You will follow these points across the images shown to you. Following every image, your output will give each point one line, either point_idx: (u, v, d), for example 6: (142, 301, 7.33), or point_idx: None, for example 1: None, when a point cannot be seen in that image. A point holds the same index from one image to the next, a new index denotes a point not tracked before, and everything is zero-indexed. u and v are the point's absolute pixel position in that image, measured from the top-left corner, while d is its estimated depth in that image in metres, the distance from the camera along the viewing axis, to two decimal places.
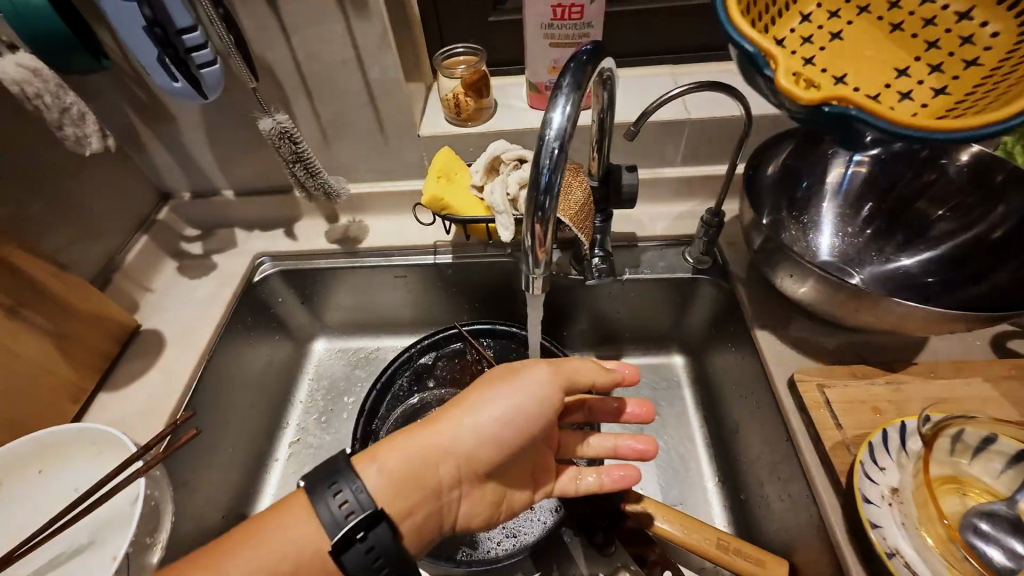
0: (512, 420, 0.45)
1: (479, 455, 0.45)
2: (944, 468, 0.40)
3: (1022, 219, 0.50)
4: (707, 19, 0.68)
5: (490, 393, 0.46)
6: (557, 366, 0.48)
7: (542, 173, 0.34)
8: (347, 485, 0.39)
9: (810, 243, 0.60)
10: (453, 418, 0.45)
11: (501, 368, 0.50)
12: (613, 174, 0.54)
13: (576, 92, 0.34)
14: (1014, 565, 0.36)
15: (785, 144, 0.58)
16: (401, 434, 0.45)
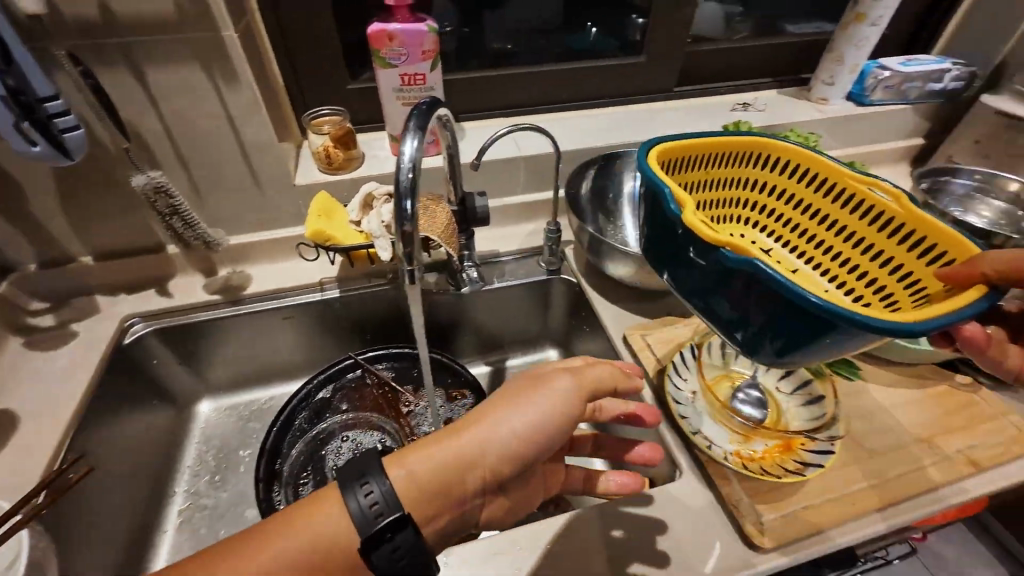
0: (535, 435, 0.43)
1: (503, 467, 0.43)
2: (716, 367, 0.60)
3: None
4: (525, 83, 0.88)
5: (516, 404, 0.44)
6: (580, 377, 0.47)
7: (403, 190, 0.45)
8: (376, 483, 0.39)
9: (614, 230, 0.77)
10: (485, 424, 0.43)
11: (523, 376, 0.48)
12: (468, 201, 0.68)
13: (420, 131, 0.46)
14: (759, 412, 0.55)
15: (585, 174, 0.73)
16: (429, 444, 0.43)
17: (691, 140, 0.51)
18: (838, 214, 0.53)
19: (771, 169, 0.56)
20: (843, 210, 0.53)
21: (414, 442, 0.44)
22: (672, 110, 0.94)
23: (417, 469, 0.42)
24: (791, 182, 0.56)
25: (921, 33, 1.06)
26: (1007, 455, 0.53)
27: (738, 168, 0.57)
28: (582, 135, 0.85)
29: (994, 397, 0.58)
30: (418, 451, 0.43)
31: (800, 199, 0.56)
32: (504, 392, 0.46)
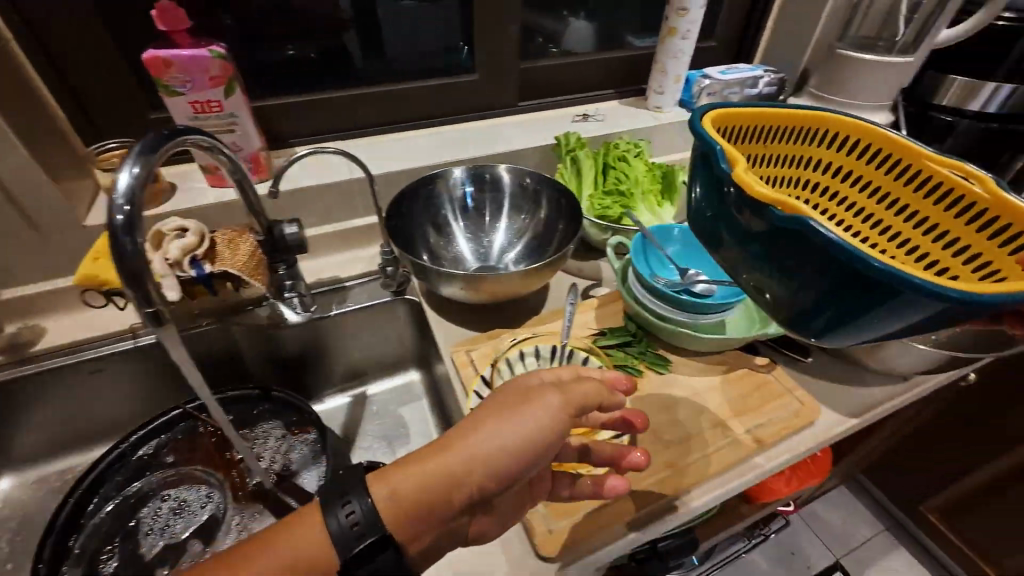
0: (519, 451, 0.45)
1: (490, 484, 0.45)
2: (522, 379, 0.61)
3: (555, 209, 0.76)
4: (358, 105, 0.87)
5: (503, 420, 0.46)
6: (567, 391, 0.48)
7: (118, 226, 0.40)
8: (357, 500, 0.42)
9: (447, 250, 0.76)
10: (472, 440, 0.45)
11: (511, 389, 0.50)
12: (275, 230, 0.66)
13: (143, 156, 0.42)
14: None
15: (402, 202, 0.71)
16: (417, 461, 0.45)
17: (752, 106, 0.48)
18: (908, 197, 0.50)
19: (827, 143, 0.54)
20: (927, 198, 0.48)
21: (402, 457, 0.46)
22: (515, 124, 0.97)
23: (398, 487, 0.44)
24: (853, 159, 0.53)
25: (743, 41, 1.16)
26: (787, 430, 0.58)
27: (796, 145, 0.54)
28: (408, 158, 0.87)
29: (783, 375, 0.64)
30: (405, 469, 0.45)
31: (864, 179, 0.53)
32: (491, 407, 0.48)
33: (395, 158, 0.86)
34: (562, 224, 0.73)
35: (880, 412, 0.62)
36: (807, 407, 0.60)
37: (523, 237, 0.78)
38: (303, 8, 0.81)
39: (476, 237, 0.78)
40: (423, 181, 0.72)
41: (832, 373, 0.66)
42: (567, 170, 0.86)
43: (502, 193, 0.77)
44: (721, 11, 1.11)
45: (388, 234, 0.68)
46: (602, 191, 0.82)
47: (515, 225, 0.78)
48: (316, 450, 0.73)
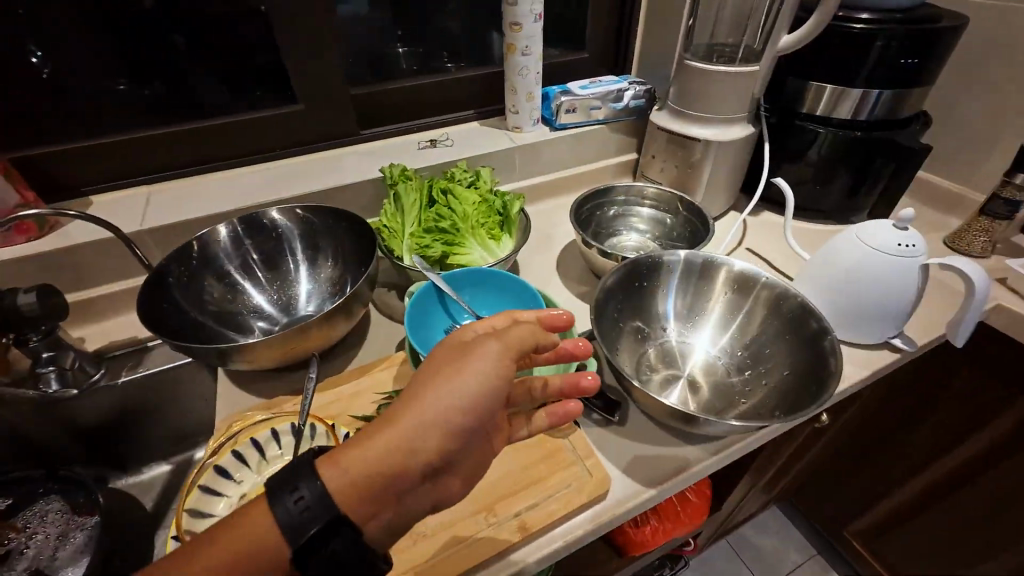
0: (467, 405, 0.42)
1: (448, 446, 0.42)
2: (272, 463, 0.53)
3: (353, 240, 0.70)
4: (165, 143, 0.80)
5: (445, 381, 0.43)
6: (506, 339, 0.46)
7: None
8: (306, 485, 0.39)
9: (244, 313, 0.67)
10: (419, 403, 0.42)
11: (449, 343, 0.47)
12: (5, 299, 0.58)
13: None
14: None
15: (175, 268, 0.62)
16: (360, 442, 0.41)
17: None
18: None
19: None
20: None
21: (342, 445, 0.42)
22: (356, 155, 0.91)
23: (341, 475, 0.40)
24: None
25: (617, 50, 1.10)
26: (563, 511, 0.50)
27: None
28: (216, 198, 0.80)
29: (582, 439, 0.56)
30: (348, 455, 0.41)
31: None
32: (432, 366, 0.45)
33: (198, 199, 0.79)
34: (363, 265, 0.67)
35: (684, 480, 0.55)
36: (597, 478, 0.52)
37: (328, 279, 0.71)
38: (123, 32, 0.78)
39: (276, 289, 0.70)
40: (189, 244, 0.63)
41: (647, 431, 0.58)
42: (391, 206, 0.78)
43: (293, 238, 0.71)
44: (586, 22, 1.05)
45: (144, 309, 0.56)
46: (423, 228, 0.76)
47: (318, 270, 0.72)
48: (91, 538, 0.68)
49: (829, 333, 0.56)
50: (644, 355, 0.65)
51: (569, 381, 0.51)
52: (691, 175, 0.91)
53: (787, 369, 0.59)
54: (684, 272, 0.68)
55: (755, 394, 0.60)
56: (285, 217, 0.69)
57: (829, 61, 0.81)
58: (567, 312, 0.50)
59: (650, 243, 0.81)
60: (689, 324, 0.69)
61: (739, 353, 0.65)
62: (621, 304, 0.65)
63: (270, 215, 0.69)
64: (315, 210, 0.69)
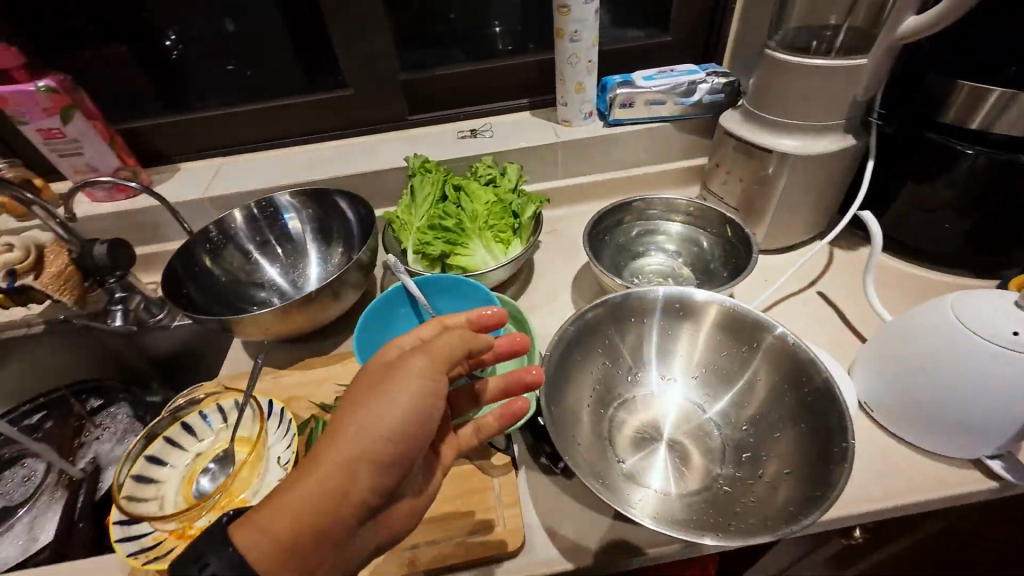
0: (396, 429, 0.37)
1: (382, 481, 0.37)
2: (229, 429, 0.59)
3: (354, 218, 0.73)
4: (235, 122, 0.89)
5: (369, 404, 0.37)
6: (431, 351, 0.41)
7: None
8: (215, 556, 0.33)
9: (256, 284, 0.73)
10: (343, 435, 0.37)
11: (373, 365, 0.42)
12: (86, 249, 0.73)
13: None
14: (213, 484, 0.54)
15: (201, 242, 0.70)
16: (281, 494, 0.35)
17: None
18: None
19: None
20: None
21: (261, 501, 0.36)
22: (397, 141, 0.92)
23: (261, 533, 0.34)
24: None
25: (708, 32, 0.92)
26: (454, 559, 0.46)
27: None
28: (268, 172, 0.87)
29: (511, 484, 0.51)
30: (268, 509, 0.35)
31: None
32: (356, 392, 0.40)
33: (254, 173, 0.87)
34: (361, 241, 0.71)
35: (614, 563, 0.47)
36: (509, 533, 0.47)
37: (331, 256, 0.75)
38: None
39: (286, 266, 0.75)
40: (212, 223, 0.71)
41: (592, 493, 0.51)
42: (407, 197, 0.78)
43: (304, 221, 0.76)
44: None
45: (166, 279, 0.64)
46: (430, 224, 0.74)
47: (325, 253, 0.76)
48: None
49: (844, 462, 0.41)
50: (624, 401, 0.57)
51: (511, 378, 0.47)
52: (760, 193, 0.73)
53: (789, 469, 0.46)
54: (684, 312, 0.57)
55: (745, 488, 0.48)
56: (296, 196, 0.75)
57: (969, 51, 0.59)
58: (494, 310, 0.46)
59: (680, 268, 0.70)
60: (688, 374, 0.58)
61: (744, 427, 0.53)
62: (604, 339, 0.57)
63: (282, 194, 0.74)
64: (321, 193, 0.74)
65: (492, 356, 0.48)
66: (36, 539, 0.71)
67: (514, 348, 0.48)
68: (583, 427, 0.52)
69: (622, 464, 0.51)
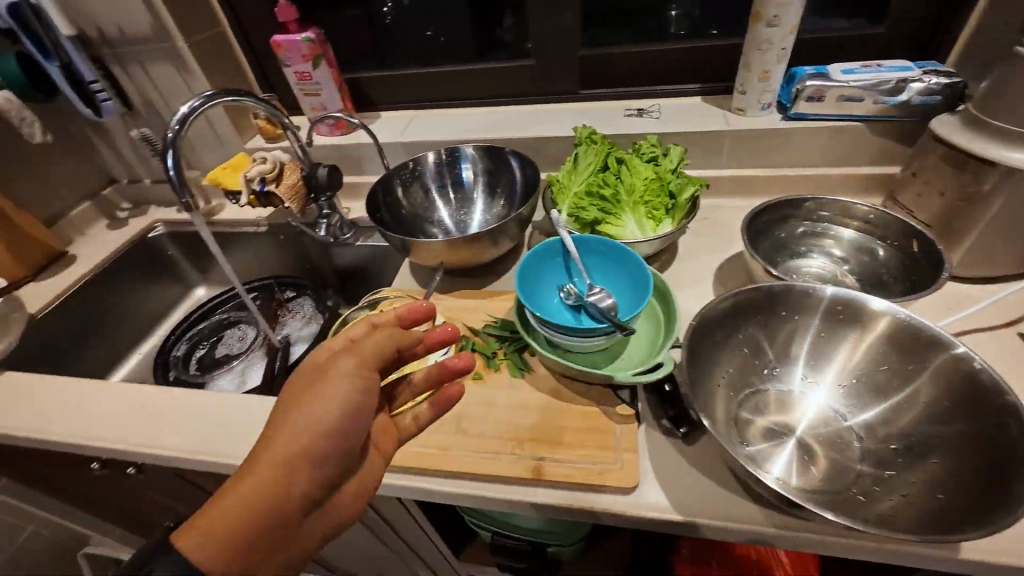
0: (329, 427, 0.46)
1: (323, 469, 0.46)
2: None
3: (522, 178, 0.81)
4: (431, 82, 1.03)
5: (305, 408, 0.45)
6: (360, 353, 0.49)
7: (171, 133, 0.71)
8: (160, 562, 0.39)
9: (429, 220, 0.86)
10: (280, 440, 0.44)
11: (308, 368, 0.50)
12: (314, 170, 0.91)
13: (207, 102, 0.73)
14: None
15: (397, 176, 0.84)
16: (227, 491, 0.43)
17: None
18: None
19: None
20: None
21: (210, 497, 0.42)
22: (565, 113, 0.98)
23: (211, 532, 0.41)
24: None
25: (936, 24, 0.81)
26: (573, 480, 0.52)
27: None
28: (450, 127, 0.99)
29: (631, 433, 0.55)
30: (218, 504, 0.42)
31: None
32: (293, 397, 0.47)
33: (438, 126, 1.00)
34: (526, 199, 0.79)
35: (716, 529, 0.49)
36: (625, 473, 0.52)
37: (494, 207, 0.85)
38: None
39: (455, 209, 0.87)
40: (408, 161, 0.84)
41: (708, 463, 0.53)
42: (569, 164, 0.84)
43: (479, 171, 0.86)
44: None
45: (370, 200, 0.79)
46: (587, 190, 0.79)
47: (490, 203, 0.86)
48: (313, 332, 1.01)
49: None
50: (757, 393, 0.57)
51: (442, 367, 0.53)
52: (964, 211, 0.65)
53: (944, 494, 0.43)
54: (848, 315, 0.55)
55: (883, 500, 0.46)
56: (477, 151, 0.85)
57: None
58: (425, 304, 0.55)
59: (844, 274, 0.66)
60: (836, 381, 0.56)
61: (892, 445, 0.50)
62: (749, 326, 0.57)
63: (466, 147, 0.85)
64: (499, 151, 0.83)
65: (423, 348, 0.55)
66: (244, 382, 0.94)
67: (448, 337, 0.55)
68: (715, 401, 0.54)
69: (747, 446, 0.52)
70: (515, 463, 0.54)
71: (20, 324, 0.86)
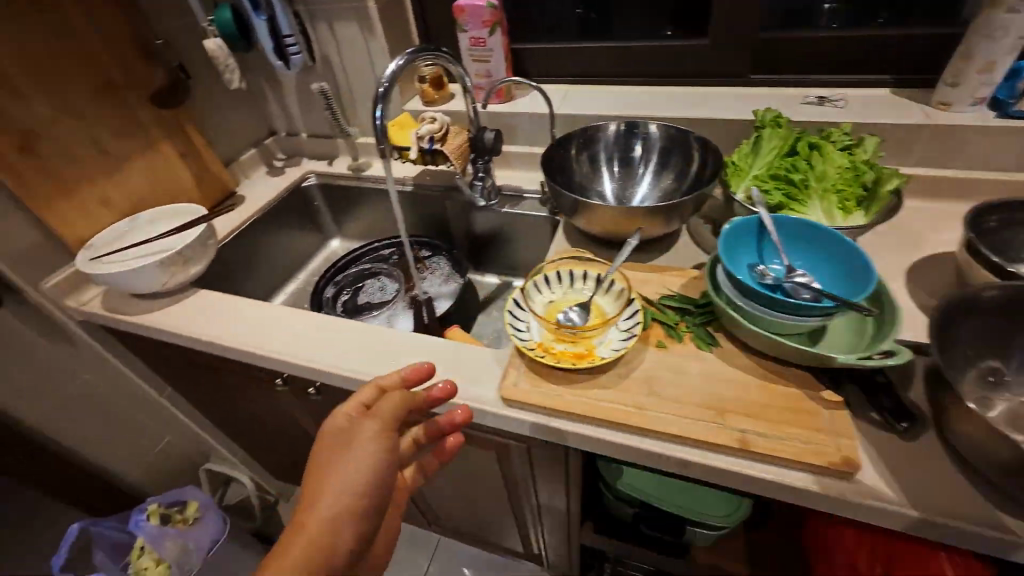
0: (362, 481, 0.55)
1: (362, 515, 0.55)
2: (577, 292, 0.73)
3: (702, 164, 0.80)
4: (594, 56, 1.03)
5: (341, 469, 0.55)
6: (377, 419, 0.58)
7: (382, 86, 0.75)
8: None
9: (593, 189, 0.87)
10: (324, 497, 0.53)
11: (331, 432, 0.58)
12: (480, 133, 0.93)
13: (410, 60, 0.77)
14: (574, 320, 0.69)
15: (572, 142, 0.86)
16: (284, 547, 0.51)
17: None
18: None
19: None
20: None
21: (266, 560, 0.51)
22: (732, 96, 0.95)
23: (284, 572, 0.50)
24: None
25: None
26: (786, 456, 0.51)
27: None
28: (610, 103, 0.99)
29: (843, 418, 0.54)
30: (280, 559, 0.50)
31: None
32: (324, 459, 0.56)
33: (596, 101, 1.00)
34: (703, 186, 0.77)
35: (944, 526, 0.47)
36: (844, 457, 0.50)
37: (661, 190, 0.84)
38: None
39: (621, 183, 0.87)
40: (587, 130, 0.86)
41: (930, 460, 0.51)
42: (747, 145, 0.82)
43: (653, 145, 0.85)
44: None
45: (546, 158, 0.82)
46: (770, 173, 0.77)
47: (658, 180, 0.85)
48: (453, 291, 1.06)
49: None
50: (983, 399, 0.54)
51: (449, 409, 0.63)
52: None
53: None
54: None
55: None
56: (660, 133, 0.84)
57: None
58: (426, 365, 0.62)
59: None
60: None
61: None
62: (984, 329, 0.54)
63: (650, 126, 0.84)
64: (684, 134, 0.81)
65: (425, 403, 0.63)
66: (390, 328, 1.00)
67: (446, 394, 0.63)
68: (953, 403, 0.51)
69: None
70: (718, 432, 0.54)
71: (213, 250, 0.91)
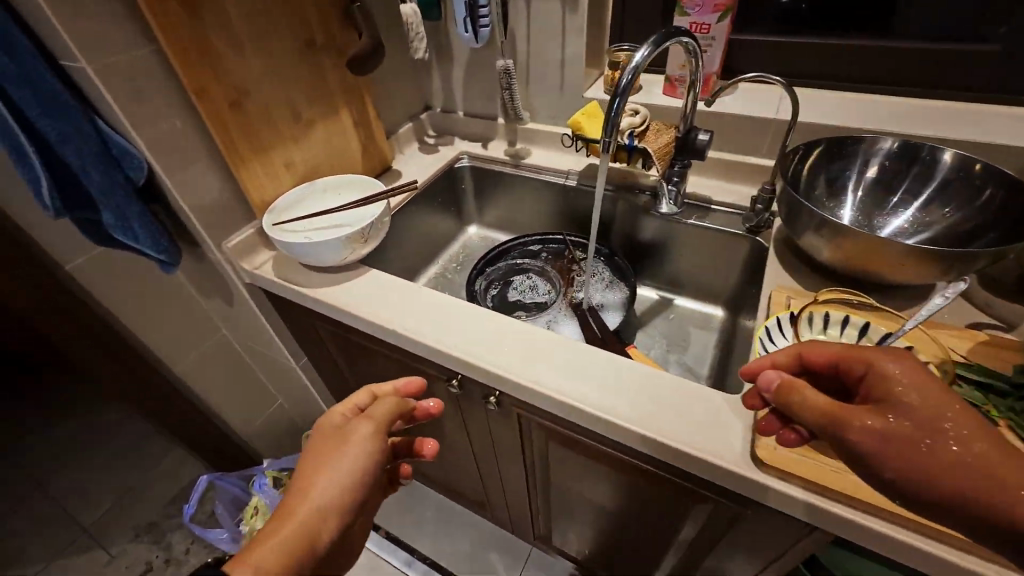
0: (357, 478, 0.52)
1: (348, 513, 0.51)
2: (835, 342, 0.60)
3: (1001, 207, 0.63)
4: (824, 57, 0.93)
5: (336, 458, 0.52)
6: (375, 418, 0.57)
7: (626, 75, 0.65)
8: None
9: (829, 205, 0.76)
10: (316, 485, 0.50)
11: (324, 429, 0.57)
12: (692, 133, 0.81)
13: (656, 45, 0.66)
14: None
15: (821, 146, 0.74)
16: (267, 539, 0.46)
17: None
18: None
19: None
20: None
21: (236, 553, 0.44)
22: (1007, 120, 0.79)
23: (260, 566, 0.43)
24: None
25: None
26: None
27: None
28: (842, 112, 0.85)
29: None
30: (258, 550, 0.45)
31: None
32: (317, 452, 0.54)
33: (823, 108, 0.87)
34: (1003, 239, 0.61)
35: None
36: None
37: (923, 229, 0.70)
38: None
39: (869, 207, 0.74)
40: (847, 141, 0.73)
41: None
42: None
43: (933, 173, 0.69)
44: None
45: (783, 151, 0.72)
46: None
47: (921, 216, 0.71)
48: (618, 302, 0.96)
49: None
50: None
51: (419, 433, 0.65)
52: None
53: None
54: None
55: None
56: (951, 163, 0.68)
57: None
58: (418, 379, 0.64)
59: None
60: None
61: None
62: None
63: (940, 152, 0.68)
64: (987, 170, 0.65)
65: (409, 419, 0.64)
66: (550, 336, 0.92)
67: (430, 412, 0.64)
68: None
69: None
70: None
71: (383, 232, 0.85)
